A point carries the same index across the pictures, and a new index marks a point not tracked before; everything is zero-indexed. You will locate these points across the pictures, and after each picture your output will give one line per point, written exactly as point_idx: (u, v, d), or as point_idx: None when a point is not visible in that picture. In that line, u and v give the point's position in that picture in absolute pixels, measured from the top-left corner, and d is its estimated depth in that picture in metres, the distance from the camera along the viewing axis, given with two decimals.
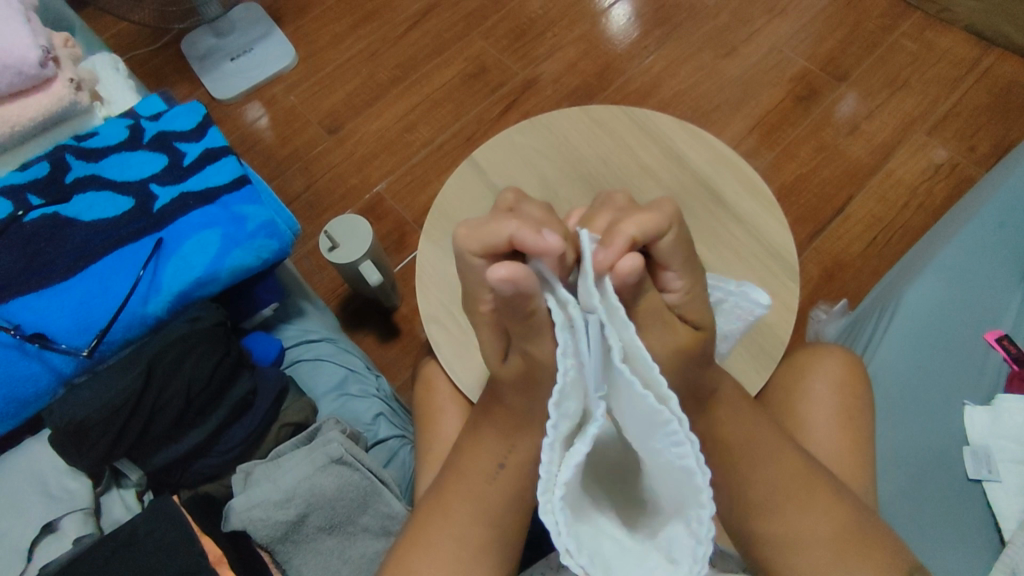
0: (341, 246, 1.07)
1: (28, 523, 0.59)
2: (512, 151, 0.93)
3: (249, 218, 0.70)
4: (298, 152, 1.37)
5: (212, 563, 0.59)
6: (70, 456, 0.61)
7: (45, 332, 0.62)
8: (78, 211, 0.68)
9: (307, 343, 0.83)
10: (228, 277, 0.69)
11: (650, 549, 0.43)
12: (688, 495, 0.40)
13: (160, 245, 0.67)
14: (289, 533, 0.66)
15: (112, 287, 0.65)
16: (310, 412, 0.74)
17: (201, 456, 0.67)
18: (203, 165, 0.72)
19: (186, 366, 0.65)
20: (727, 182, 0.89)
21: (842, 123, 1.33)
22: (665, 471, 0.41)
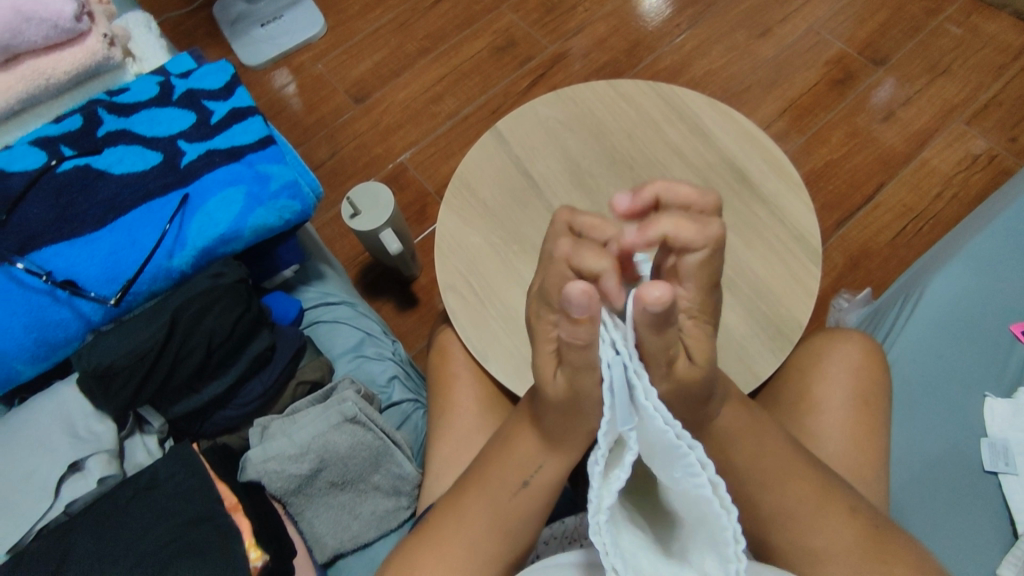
0: (363, 212, 1.08)
1: (56, 460, 0.61)
2: (535, 122, 0.92)
3: (273, 178, 0.71)
4: (325, 120, 1.38)
5: (226, 511, 0.61)
6: (96, 401, 0.63)
7: (75, 280, 0.64)
8: (108, 164, 0.69)
9: (326, 305, 0.84)
10: (251, 235, 0.70)
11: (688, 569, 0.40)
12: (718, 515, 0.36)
13: (185, 200, 0.68)
14: (303, 486, 0.69)
15: (139, 239, 0.66)
16: (326, 371, 0.76)
17: (221, 408, 0.70)
18: (230, 123, 0.73)
19: (206, 321, 0.66)
20: (753, 162, 0.87)
21: (877, 109, 1.30)
22: (692, 508, 0.38)
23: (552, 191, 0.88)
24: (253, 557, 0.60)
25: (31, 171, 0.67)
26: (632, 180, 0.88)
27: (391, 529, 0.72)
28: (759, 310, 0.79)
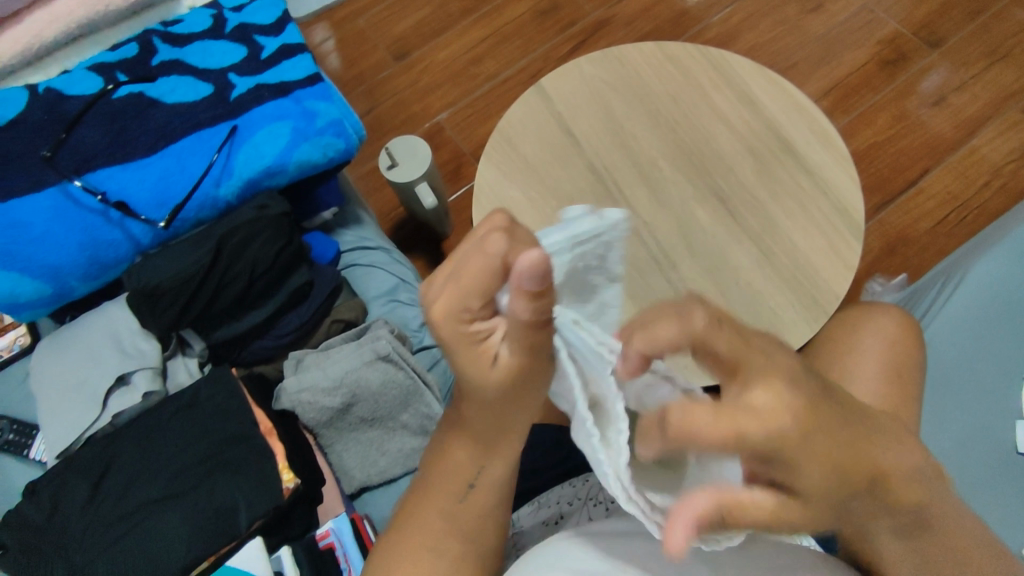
0: (400, 164, 1.09)
1: (106, 373, 0.64)
2: (580, 80, 0.91)
3: (320, 115, 0.71)
4: (364, 76, 1.38)
5: (262, 433, 0.63)
6: (142, 320, 0.65)
7: (127, 202, 0.66)
8: (162, 92, 0.70)
9: (363, 249, 0.85)
10: (295, 171, 0.71)
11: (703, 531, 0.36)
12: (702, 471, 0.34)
13: (234, 131, 0.69)
14: (335, 419, 0.71)
15: (189, 166, 0.68)
16: (361, 311, 0.77)
17: (259, 338, 0.71)
18: (280, 59, 0.74)
19: (249, 250, 0.67)
20: (800, 132, 0.85)
21: (929, 93, 1.26)
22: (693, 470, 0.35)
23: (593, 150, 0.87)
24: (285, 478, 0.61)
25: (88, 94, 0.69)
26: (675, 142, 0.87)
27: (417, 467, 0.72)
28: (795, 280, 0.78)
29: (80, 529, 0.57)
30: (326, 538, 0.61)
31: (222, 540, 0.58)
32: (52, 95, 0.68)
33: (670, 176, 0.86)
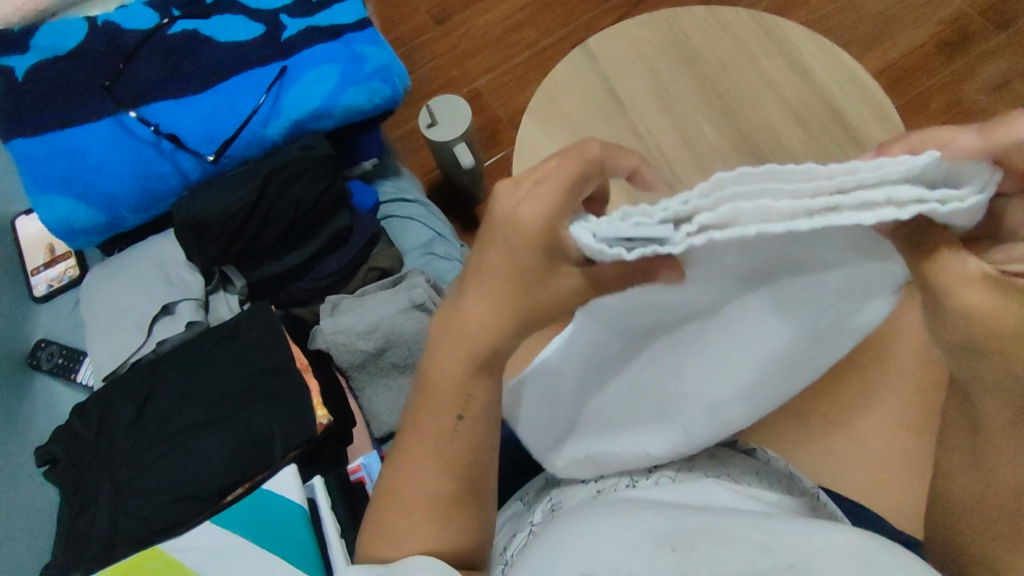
0: (440, 123, 1.09)
1: (152, 301, 0.66)
2: (627, 42, 0.89)
3: (368, 59, 0.71)
4: (405, 39, 1.37)
5: (298, 368, 0.65)
6: (188, 253, 0.67)
7: (178, 135, 0.67)
8: (215, 30, 0.71)
9: (401, 201, 0.85)
10: (341, 115, 0.71)
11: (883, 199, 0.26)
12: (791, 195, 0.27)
13: (283, 72, 0.70)
14: (368, 363, 0.71)
15: (238, 104, 0.68)
16: (398, 262, 0.77)
17: (298, 279, 0.73)
18: (331, 2, 0.73)
19: (294, 190, 0.68)
20: (853, 105, 0.82)
21: (990, 77, 1.21)
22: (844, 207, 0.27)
23: (637, 113, 0.86)
24: (319, 414, 0.64)
25: (144, 29, 0.70)
26: (722, 110, 0.85)
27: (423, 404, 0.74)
28: None
29: (126, 444, 0.60)
30: (358, 472, 0.65)
31: (256, 469, 0.60)
32: (110, 29, 0.70)
33: (715, 143, 0.84)
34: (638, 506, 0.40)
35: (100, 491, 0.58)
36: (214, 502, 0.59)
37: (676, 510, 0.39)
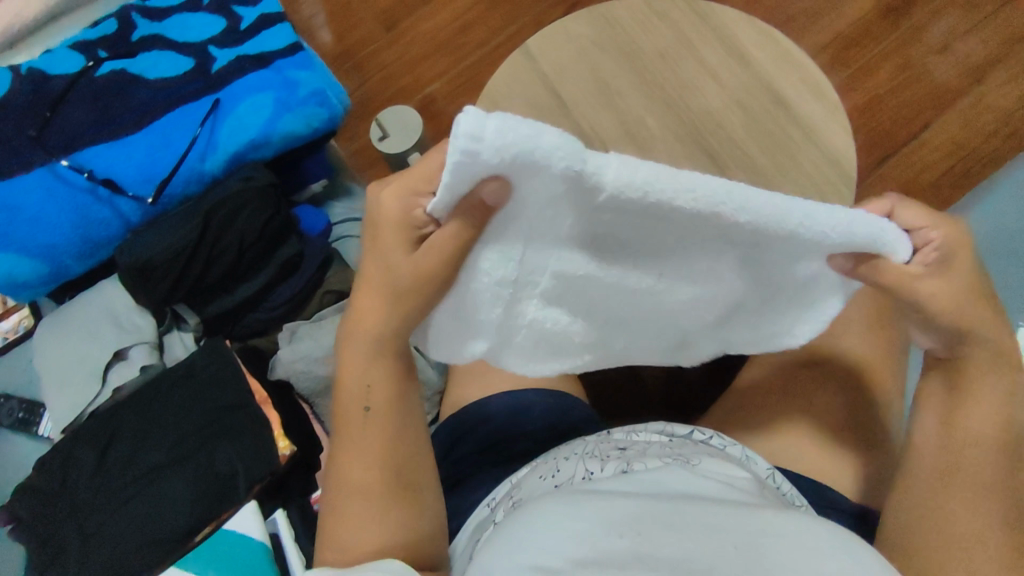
0: (391, 135, 1.08)
1: (104, 347, 0.65)
2: (565, 39, 0.88)
3: (302, 84, 0.71)
4: (354, 50, 1.36)
5: (257, 402, 0.65)
6: (138, 296, 0.67)
7: (114, 179, 0.66)
8: (143, 68, 0.70)
9: (353, 220, 0.86)
10: (280, 142, 0.71)
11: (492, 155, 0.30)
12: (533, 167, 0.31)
13: (217, 104, 0.69)
14: (329, 388, 0.71)
15: (173, 141, 0.68)
16: (352, 282, 0.78)
17: (252, 310, 0.73)
18: (260, 29, 0.73)
19: (239, 222, 0.68)
20: (791, 85, 0.83)
21: (934, 40, 1.22)
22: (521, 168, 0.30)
23: (580, 112, 0.86)
24: (282, 446, 0.64)
25: (71, 74, 0.68)
26: (663, 101, 0.85)
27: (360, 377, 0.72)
28: None
29: (90, 493, 0.59)
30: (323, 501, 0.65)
31: (224, 505, 0.60)
32: (36, 75, 0.68)
33: (658, 135, 0.84)
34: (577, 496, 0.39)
35: (68, 542, 0.58)
36: (183, 542, 0.59)
37: (659, 503, 0.38)
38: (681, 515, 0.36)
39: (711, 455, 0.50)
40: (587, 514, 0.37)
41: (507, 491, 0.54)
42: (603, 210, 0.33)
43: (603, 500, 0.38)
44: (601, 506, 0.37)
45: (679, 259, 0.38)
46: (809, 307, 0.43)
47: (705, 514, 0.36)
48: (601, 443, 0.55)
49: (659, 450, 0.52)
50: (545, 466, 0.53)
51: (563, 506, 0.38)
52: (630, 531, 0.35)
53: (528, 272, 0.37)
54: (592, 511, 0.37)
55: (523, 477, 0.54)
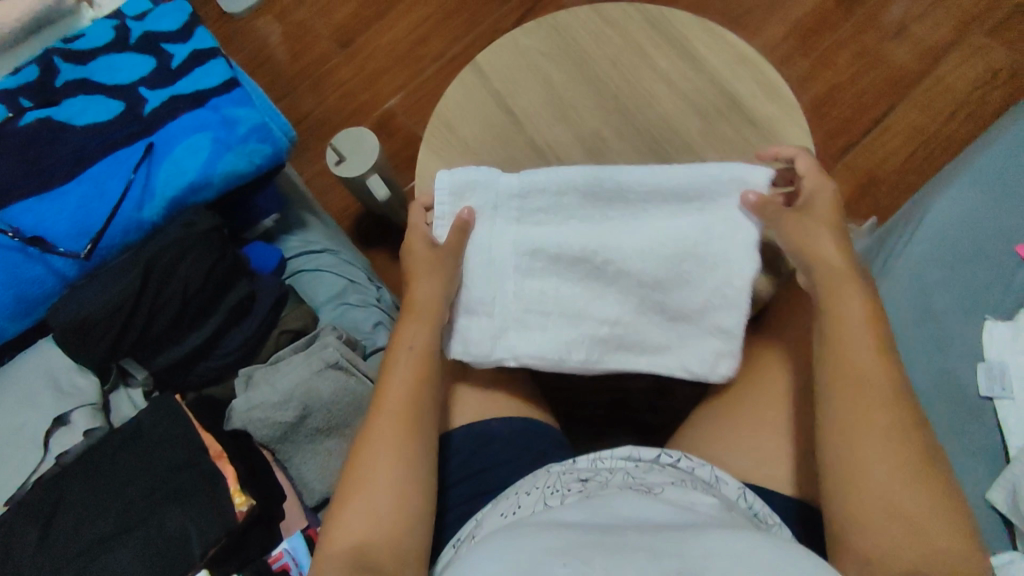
0: (347, 159, 1.06)
1: (43, 413, 0.62)
2: (514, 53, 0.86)
3: (239, 121, 0.68)
4: (310, 69, 1.33)
5: (211, 458, 0.62)
6: (79, 357, 0.64)
7: (45, 236, 0.63)
8: (71, 115, 0.67)
9: (309, 254, 0.83)
10: (222, 183, 0.69)
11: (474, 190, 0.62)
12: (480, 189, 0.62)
13: (151, 148, 0.66)
14: (290, 433, 0.69)
15: (106, 191, 0.64)
16: (309, 319, 0.75)
17: (204, 359, 0.70)
18: (192, 67, 0.70)
19: (181, 272, 0.65)
20: (746, 86, 0.81)
21: (891, 24, 1.22)
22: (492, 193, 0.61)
23: (534, 125, 0.83)
24: (238, 503, 0.61)
25: None
26: (617, 110, 0.83)
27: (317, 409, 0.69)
28: None
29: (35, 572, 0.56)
30: (280, 560, 0.63)
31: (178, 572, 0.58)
32: None
33: (614, 146, 0.82)
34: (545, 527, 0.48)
35: None
36: None
37: (610, 535, 0.46)
38: (625, 544, 0.45)
39: (674, 483, 0.56)
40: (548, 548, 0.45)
41: (470, 529, 0.60)
42: (526, 219, 0.61)
43: (562, 533, 0.47)
44: (560, 538, 0.46)
45: (575, 230, 0.61)
46: (727, 217, 0.59)
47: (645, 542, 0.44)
48: (565, 475, 0.60)
49: (623, 477, 0.58)
50: (509, 503, 0.59)
51: (531, 544, 0.46)
52: (585, 549, 0.44)
53: (500, 260, 0.61)
54: (552, 542, 0.46)
55: (486, 512, 0.60)
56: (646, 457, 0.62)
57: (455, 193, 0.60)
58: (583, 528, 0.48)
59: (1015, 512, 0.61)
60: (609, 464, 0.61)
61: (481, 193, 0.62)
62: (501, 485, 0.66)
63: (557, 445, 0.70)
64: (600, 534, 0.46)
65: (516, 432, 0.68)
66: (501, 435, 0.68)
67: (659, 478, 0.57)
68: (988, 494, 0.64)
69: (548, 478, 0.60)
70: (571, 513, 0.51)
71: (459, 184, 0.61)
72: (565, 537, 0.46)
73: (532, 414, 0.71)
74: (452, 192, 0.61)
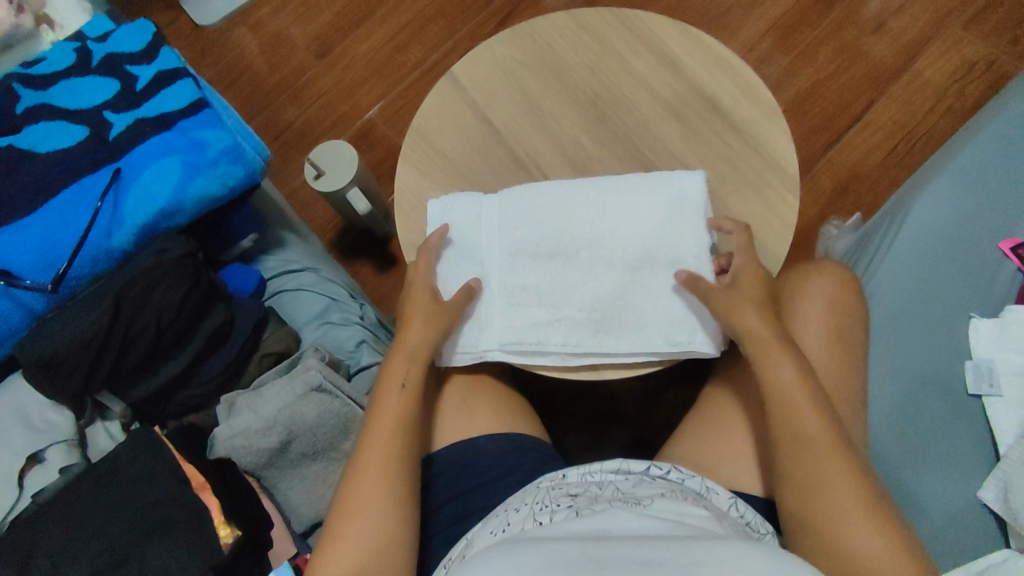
0: (326, 173, 1.04)
1: (15, 453, 0.61)
2: (492, 62, 0.84)
3: (210, 144, 0.67)
4: (287, 80, 1.31)
5: (195, 490, 0.61)
6: (50, 392, 0.62)
7: (9, 270, 0.61)
8: (33, 142, 0.65)
9: (288, 273, 0.82)
10: (194, 207, 0.67)
11: (459, 210, 0.68)
12: (465, 208, 0.68)
13: (118, 175, 0.64)
14: (274, 459, 0.67)
15: (72, 221, 0.63)
16: (291, 341, 0.74)
17: (183, 387, 0.68)
18: (158, 89, 0.68)
19: (153, 300, 0.63)
20: (726, 89, 0.80)
21: (868, 20, 1.22)
22: (476, 210, 0.68)
23: (514, 135, 0.82)
24: (223, 535, 0.60)
25: None
26: (597, 118, 0.82)
27: (306, 430, 0.67)
28: None
29: None
30: None
31: None
32: None
33: (595, 154, 0.81)
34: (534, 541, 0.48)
35: None
36: None
37: (602, 549, 0.45)
38: (618, 560, 0.44)
39: (663, 494, 0.56)
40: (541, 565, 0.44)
41: (460, 549, 0.59)
42: (509, 229, 0.67)
43: (556, 548, 0.46)
44: (554, 552, 0.45)
45: (554, 234, 0.66)
46: (693, 190, 0.64)
47: (641, 559, 0.44)
48: (554, 490, 0.60)
49: (612, 491, 0.58)
50: (498, 521, 0.59)
51: (523, 560, 0.45)
52: (575, 564, 0.43)
53: (487, 268, 0.67)
54: (545, 558, 0.45)
55: (476, 530, 0.59)
56: (635, 469, 0.61)
57: (443, 216, 0.68)
58: (576, 542, 0.46)
59: (1005, 510, 0.61)
60: (598, 478, 0.61)
61: (465, 212, 0.68)
62: (491, 504, 0.65)
63: (547, 460, 0.69)
64: (593, 549, 0.45)
65: (505, 449, 0.67)
66: (489, 452, 0.67)
67: (648, 490, 0.57)
68: (979, 493, 0.63)
69: (536, 494, 0.60)
70: (561, 527, 0.51)
71: (446, 206, 0.68)
72: (559, 552, 0.45)
73: (520, 431, 0.70)
74: (440, 215, 0.68)
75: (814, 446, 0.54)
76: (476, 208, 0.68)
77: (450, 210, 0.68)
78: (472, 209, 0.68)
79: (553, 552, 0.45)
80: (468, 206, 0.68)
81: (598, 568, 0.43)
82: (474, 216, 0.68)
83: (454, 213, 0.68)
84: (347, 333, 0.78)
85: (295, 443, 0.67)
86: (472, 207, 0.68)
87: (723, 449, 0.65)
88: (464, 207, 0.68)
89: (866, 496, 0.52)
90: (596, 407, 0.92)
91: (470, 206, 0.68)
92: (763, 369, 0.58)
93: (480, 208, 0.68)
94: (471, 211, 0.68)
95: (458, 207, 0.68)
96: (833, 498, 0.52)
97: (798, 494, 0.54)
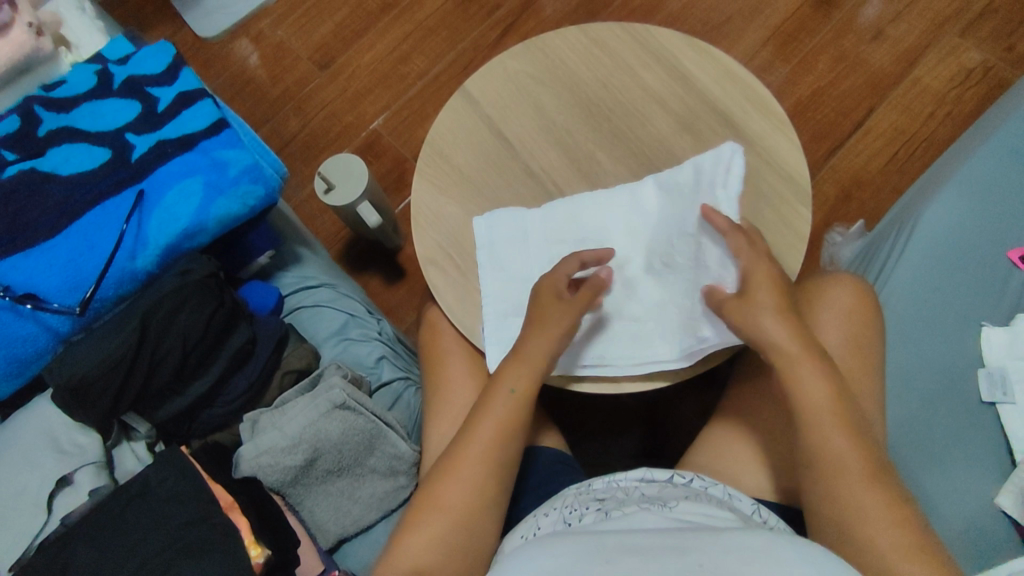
0: (337, 187, 1.05)
1: (44, 477, 0.61)
2: (504, 76, 0.85)
3: (231, 163, 0.67)
4: (292, 92, 1.31)
5: (223, 510, 0.61)
6: (77, 415, 0.62)
7: (36, 293, 0.61)
8: (55, 165, 0.65)
9: (306, 290, 0.82)
10: (216, 227, 0.67)
11: (500, 223, 0.76)
12: (505, 222, 0.76)
13: (142, 196, 0.65)
14: (300, 476, 0.68)
15: (97, 243, 0.63)
16: (312, 358, 0.74)
17: (208, 406, 0.69)
18: (179, 110, 0.68)
19: (179, 321, 0.64)
20: (736, 102, 0.82)
21: (866, 28, 1.24)
22: (516, 223, 0.75)
23: (529, 150, 0.83)
24: (254, 554, 0.59)
25: None
26: (610, 131, 0.83)
27: (332, 446, 0.68)
28: None
29: None
30: None
31: None
32: None
33: (609, 167, 0.81)
34: (558, 537, 0.49)
35: None
36: None
37: (638, 539, 0.46)
38: (650, 547, 0.45)
39: (687, 498, 0.57)
40: (580, 555, 0.45)
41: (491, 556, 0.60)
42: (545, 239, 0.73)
43: (594, 541, 0.47)
44: (593, 544, 0.46)
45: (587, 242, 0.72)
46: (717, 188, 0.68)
47: (667, 549, 0.44)
48: (582, 496, 0.60)
49: (638, 496, 0.58)
50: (528, 525, 0.59)
51: (563, 551, 0.46)
52: (612, 555, 0.44)
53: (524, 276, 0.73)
54: (584, 549, 0.46)
55: (507, 536, 0.60)
56: (659, 477, 0.62)
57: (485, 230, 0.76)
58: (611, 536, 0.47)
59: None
60: (625, 484, 0.61)
61: (506, 225, 0.76)
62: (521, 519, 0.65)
63: (572, 473, 0.70)
64: (628, 539, 0.46)
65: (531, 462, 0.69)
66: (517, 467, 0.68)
67: (672, 493, 0.58)
68: (997, 500, 0.64)
69: (563, 500, 0.60)
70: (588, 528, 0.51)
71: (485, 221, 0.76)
72: (596, 543, 0.47)
73: (544, 446, 0.71)
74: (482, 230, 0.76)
75: (840, 457, 0.55)
76: (516, 221, 0.76)
77: (492, 224, 0.76)
78: (512, 224, 0.76)
79: (592, 544, 0.46)
80: (509, 222, 0.76)
81: (635, 554, 0.44)
82: (515, 230, 0.75)
83: (494, 227, 0.76)
84: (367, 348, 0.79)
85: (321, 459, 0.68)
86: (511, 222, 0.75)
87: (746, 460, 0.66)
88: (504, 221, 0.76)
89: (892, 509, 0.53)
90: (611, 419, 0.94)
91: (510, 222, 0.76)
92: (789, 378, 0.58)
93: (520, 222, 0.76)
94: (511, 225, 0.76)
95: (499, 221, 0.76)
96: (861, 510, 0.53)
97: (827, 505, 0.55)
